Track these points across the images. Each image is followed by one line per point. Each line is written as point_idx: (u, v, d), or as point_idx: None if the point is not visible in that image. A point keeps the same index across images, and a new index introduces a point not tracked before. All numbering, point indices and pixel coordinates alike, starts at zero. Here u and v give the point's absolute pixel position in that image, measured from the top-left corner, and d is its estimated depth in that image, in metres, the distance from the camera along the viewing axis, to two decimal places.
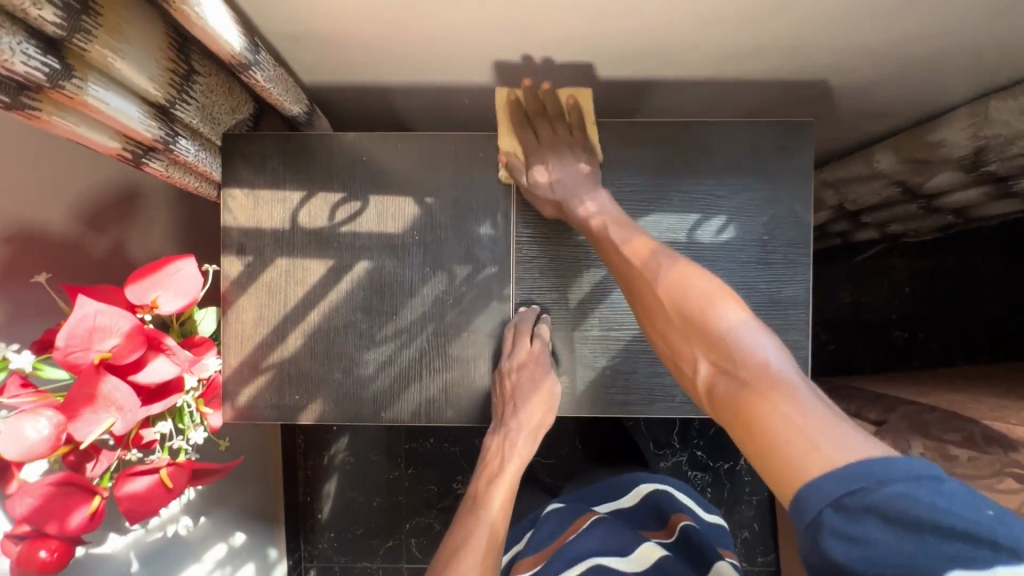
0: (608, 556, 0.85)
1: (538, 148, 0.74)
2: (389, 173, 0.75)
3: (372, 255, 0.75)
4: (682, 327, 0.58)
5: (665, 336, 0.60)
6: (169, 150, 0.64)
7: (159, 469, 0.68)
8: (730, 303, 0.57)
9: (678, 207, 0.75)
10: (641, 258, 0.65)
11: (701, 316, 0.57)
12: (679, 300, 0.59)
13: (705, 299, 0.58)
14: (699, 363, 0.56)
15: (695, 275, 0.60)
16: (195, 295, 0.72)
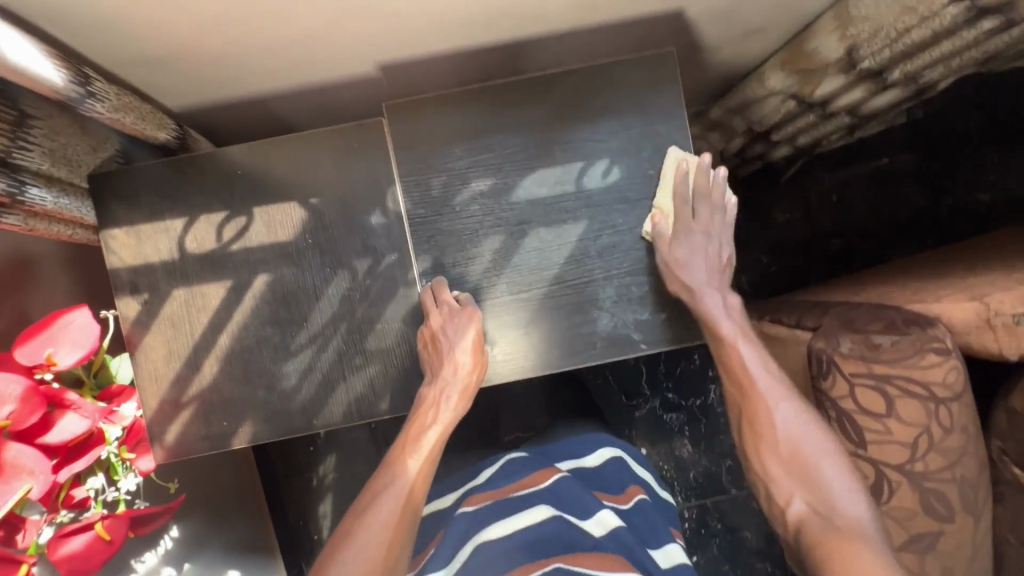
0: (570, 515, 0.88)
1: (410, 129, 0.74)
2: (269, 182, 0.74)
3: (270, 266, 0.74)
4: (788, 460, 0.68)
5: (766, 463, 0.70)
6: (19, 202, 0.62)
7: (92, 524, 0.67)
8: (834, 459, 0.67)
9: (560, 160, 0.75)
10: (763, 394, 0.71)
11: (807, 461, 0.67)
12: (793, 445, 0.69)
13: (817, 447, 0.68)
14: (795, 501, 0.66)
15: (807, 426, 0.69)
16: (93, 344, 0.70)
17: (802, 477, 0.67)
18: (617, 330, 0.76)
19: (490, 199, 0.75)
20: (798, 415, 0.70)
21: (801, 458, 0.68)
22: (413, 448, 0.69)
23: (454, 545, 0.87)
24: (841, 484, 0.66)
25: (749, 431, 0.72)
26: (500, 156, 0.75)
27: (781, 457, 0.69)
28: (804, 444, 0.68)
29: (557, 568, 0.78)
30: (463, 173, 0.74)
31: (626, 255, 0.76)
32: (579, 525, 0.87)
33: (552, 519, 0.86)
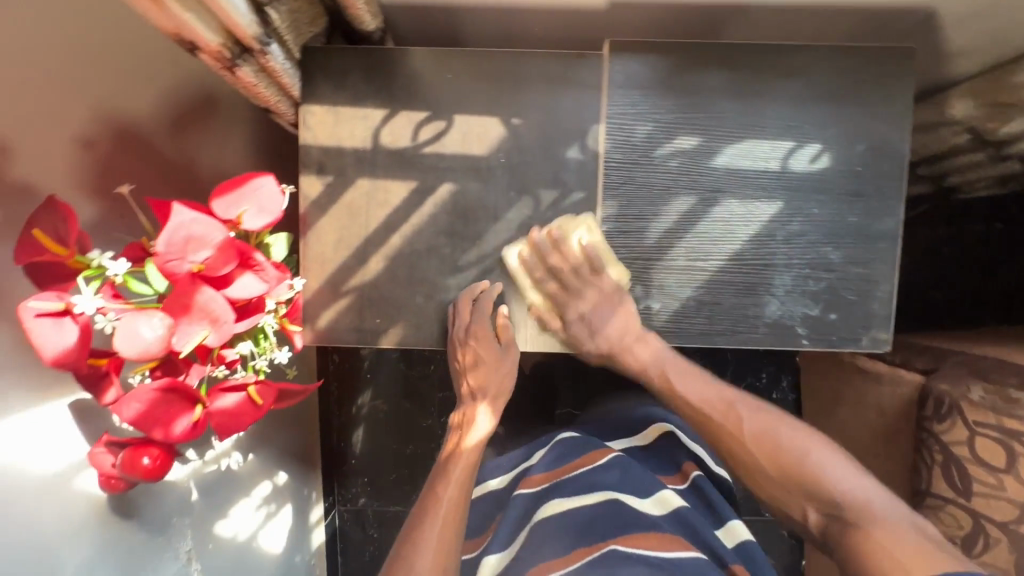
0: (625, 496, 0.82)
1: (629, 71, 0.72)
2: (475, 93, 0.73)
3: (457, 177, 0.73)
4: (776, 464, 0.64)
5: (767, 489, 0.65)
6: (262, 53, 0.61)
7: (248, 386, 0.67)
8: (819, 446, 0.64)
9: (770, 136, 0.72)
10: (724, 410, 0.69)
11: (806, 476, 0.62)
12: (761, 433, 0.66)
13: (793, 441, 0.64)
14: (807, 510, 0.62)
15: (781, 425, 0.66)
16: (279, 213, 0.70)
17: (788, 483, 0.63)
18: (781, 320, 0.74)
19: (689, 160, 0.73)
20: (802, 435, 0.65)
21: (766, 434, 0.65)
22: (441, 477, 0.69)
23: (512, 526, 0.85)
24: (841, 470, 0.62)
25: (725, 448, 0.68)
26: (709, 119, 0.72)
27: (759, 464, 0.65)
28: (773, 430, 0.66)
29: (615, 549, 0.74)
30: (669, 127, 0.72)
31: (810, 247, 0.73)
32: (636, 505, 0.81)
33: (605, 502, 0.81)
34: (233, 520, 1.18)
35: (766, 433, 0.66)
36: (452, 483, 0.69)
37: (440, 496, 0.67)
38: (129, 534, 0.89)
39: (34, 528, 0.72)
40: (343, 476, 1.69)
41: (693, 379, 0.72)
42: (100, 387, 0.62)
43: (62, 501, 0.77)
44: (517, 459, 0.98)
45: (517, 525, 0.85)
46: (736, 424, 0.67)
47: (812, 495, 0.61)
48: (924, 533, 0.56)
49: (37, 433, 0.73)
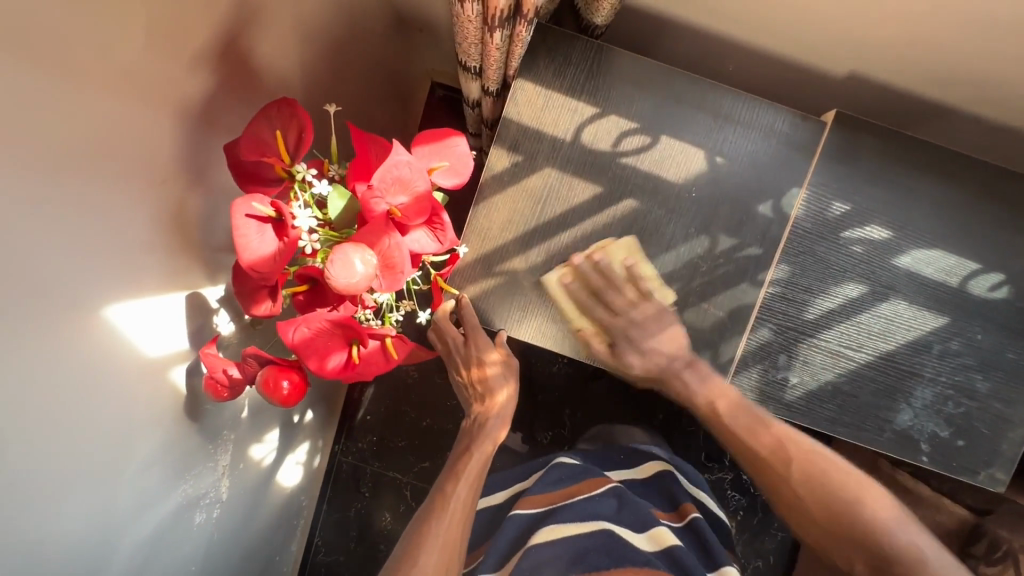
0: (618, 527, 0.79)
1: (846, 147, 0.71)
2: (688, 120, 0.71)
3: (643, 196, 0.72)
4: (819, 514, 0.58)
5: (811, 525, 0.58)
6: (525, 22, 0.60)
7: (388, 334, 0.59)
8: (831, 456, 0.61)
9: (961, 251, 0.71)
10: (728, 410, 0.67)
11: (805, 466, 0.61)
12: (784, 460, 0.62)
13: (836, 470, 0.59)
14: (812, 515, 0.59)
15: (784, 436, 0.63)
16: (467, 176, 0.68)
17: (829, 529, 0.57)
18: (910, 431, 0.73)
19: (874, 250, 0.72)
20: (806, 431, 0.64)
21: (785, 435, 0.63)
22: (452, 477, 0.68)
23: (507, 543, 0.80)
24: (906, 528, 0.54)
25: (778, 492, 0.61)
26: (908, 217, 0.71)
27: (806, 508, 0.59)
28: (790, 434, 0.64)
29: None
30: (865, 212, 0.71)
31: (961, 370, 0.73)
32: (630, 538, 0.77)
33: (599, 532, 0.77)
34: (267, 444, 1.16)
35: (782, 440, 0.63)
36: (463, 483, 0.67)
37: (450, 493, 0.65)
38: (189, 437, 0.86)
39: (125, 411, 0.70)
40: (352, 429, 1.60)
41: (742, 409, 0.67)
42: (255, 299, 0.61)
43: (153, 391, 0.74)
44: (515, 480, 0.95)
45: (512, 546, 0.80)
46: (786, 474, 0.61)
47: (860, 542, 0.54)
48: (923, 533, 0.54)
49: (156, 319, 0.71)
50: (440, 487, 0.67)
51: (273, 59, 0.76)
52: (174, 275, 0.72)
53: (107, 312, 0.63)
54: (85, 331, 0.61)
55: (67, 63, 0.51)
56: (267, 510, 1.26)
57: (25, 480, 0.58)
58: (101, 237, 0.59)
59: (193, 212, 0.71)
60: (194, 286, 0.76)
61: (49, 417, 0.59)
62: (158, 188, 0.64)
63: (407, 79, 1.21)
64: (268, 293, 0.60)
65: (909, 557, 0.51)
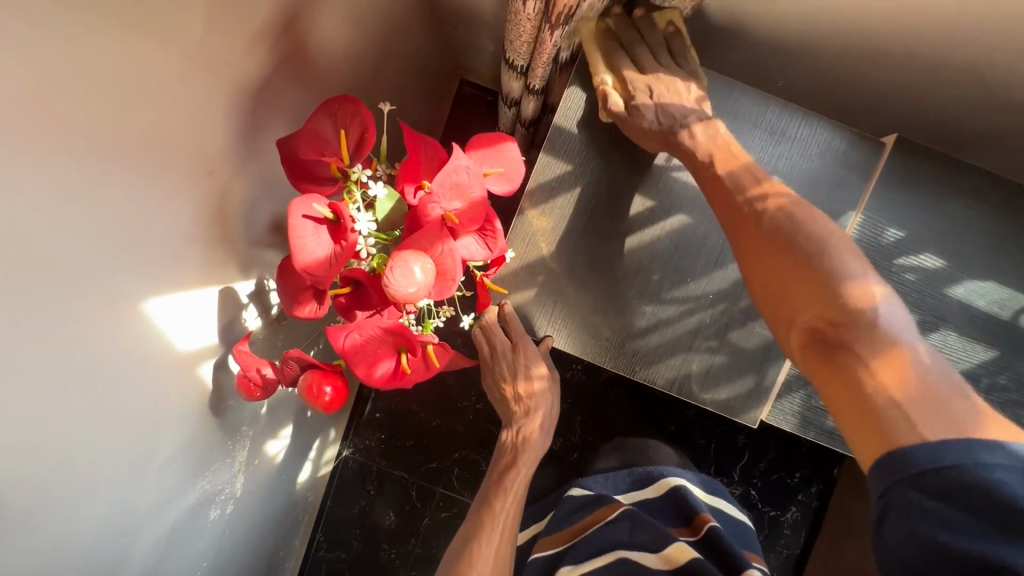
0: (631, 552, 0.75)
1: (904, 171, 0.70)
2: (744, 136, 0.70)
3: (694, 211, 0.71)
4: (778, 277, 0.52)
5: (777, 294, 0.53)
6: None
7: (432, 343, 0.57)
8: (864, 269, 0.50)
9: (1013, 285, 0.70)
10: (777, 204, 0.55)
11: (803, 262, 0.51)
12: (779, 208, 0.55)
13: (806, 218, 0.54)
14: (800, 317, 0.51)
15: (817, 219, 0.54)
16: (519, 183, 0.66)
17: (788, 281, 0.51)
18: None
19: (925, 279, 0.70)
20: (862, 265, 0.51)
21: (796, 236, 0.52)
22: (497, 494, 0.68)
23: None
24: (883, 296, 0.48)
25: (743, 237, 0.57)
26: (961, 246, 0.70)
27: (789, 293, 0.51)
28: (799, 231, 0.53)
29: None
30: (920, 239, 0.70)
31: (1007, 405, 0.71)
32: (643, 565, 0.73)
33: (614, 563, 0.74)
34: (280, 440, 1.14)
35: (782, 225, 0.53)
36: (509, 503, 0.67)
37: (498, 512, 0.66)
38: (210, 433, 0.84)
39: (152, 406, 0.68)
40: (361, 426, 1.57)
41: (779, 209, 0.55)
42: (300, 300, 0.59)
43: (182, 385, 0.73)
44: (533, 518, 0.94)
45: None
46: (766, 212, 0.55)
47: (822, 297, 0.49)
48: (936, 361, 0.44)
49: (188, 313, 0.69)
50: (485, 503, 0.68)
51: (321, 49, 0.74)
52: (209, 268, 0.70)
53: (142, 303, 0.61)
54: (117, 322, 0.59)
55: (118, 42, 0.49)
56: (276, 507, 1.24)
57: (50, 474, 0.56)
58: (139, 226, 0.57)
59: (232, 204, 0.69)
60: (228, 281, 0.74)
61: (77, 410, 0.57)
62: (198, 177, 0.62)
63: (442, 77, 1.19)
64: (314, 296, 0.59)
65: (864, 318, 0.46)
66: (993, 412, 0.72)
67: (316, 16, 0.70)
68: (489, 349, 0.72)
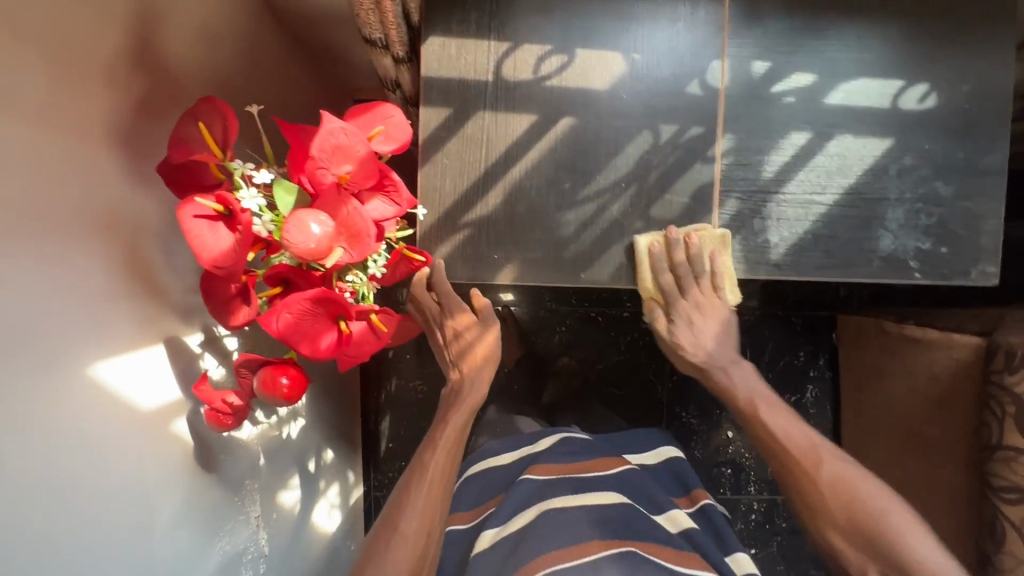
0: (640, 505, 0.78)
1: (748, 10, 0.74)
2: (597, 27, 0.73)
3: (578, 110, 0.73)
4: (852, 529, 0.67)
5: (831, 530, 0.69)
6: None
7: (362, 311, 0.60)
8: (904, 515, 0.66)
9: (883, 74, 0.74)
10: (803, 448, 0.73)
11: (869, 516, 0.67)
12: (836, 475, 0.70)
13: (858, 475, 0.69)
14: (867, 567, 0.66)
15: (866, 479, 0.69)
16: (405, 141, 0.68)
17: (862, 536, 0.66)
18: (896, 254, 0.75)
19: (806, 96, 0.74)
20: (876, 487, 0.69)
21: (843, 486, 0.69)
22: (428, 446, 0.70)
23: (518, 505, 0.78)
24: (903, 520, 0.66)
25: (799, 488, 0.71)
26: (826, 57, 0.74)
27: (833, 515, 0.68)
28: (856, 483, 0.69)
29: (633, 550, 0.69)
30: (786, 64, 0.74)
31: (922, 183, 0.75)
32: (650, 517, 0.77)
33: (621, 504, 0.76)
34: (296, 490, 1.13)
35: (843, 489, 0.69)
36: (439, 451, 0.69)
37: (427, 460, 0.68)
38: (210, 492, 0.84)
39: (135, 471, 0.68)
40: (378, 460, 1.55)
41: (808, 443, 0.74)
42: (232, 309, 0.61)
43: (160, 445, 0.72)
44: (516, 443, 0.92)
45: (522, 506, 0.77)
46: (860, 483, 0.69)
47: (881, 553, 0.65)
48: None
49: (141, 371, 0.70)
50: (419, 453, 0.70)
51: (190, 86, 0.75)
52: (145, 323, 0.70)
53: (86, 367, 0.61)
54: (65, 390, 0.58)
55: None
56: (319, 562, 1.23)
57: (41, 557, 0.55)
58: (59, 287, 0.57)
59: (147, 255, 0.69)
60: (170, 331, 0.75)
61: (52, 486, 0.57)
62: (105, 230, 0.62)
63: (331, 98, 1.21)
64: (243, 299, 0.60)
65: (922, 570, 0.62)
66: (912, 194, 0.75)
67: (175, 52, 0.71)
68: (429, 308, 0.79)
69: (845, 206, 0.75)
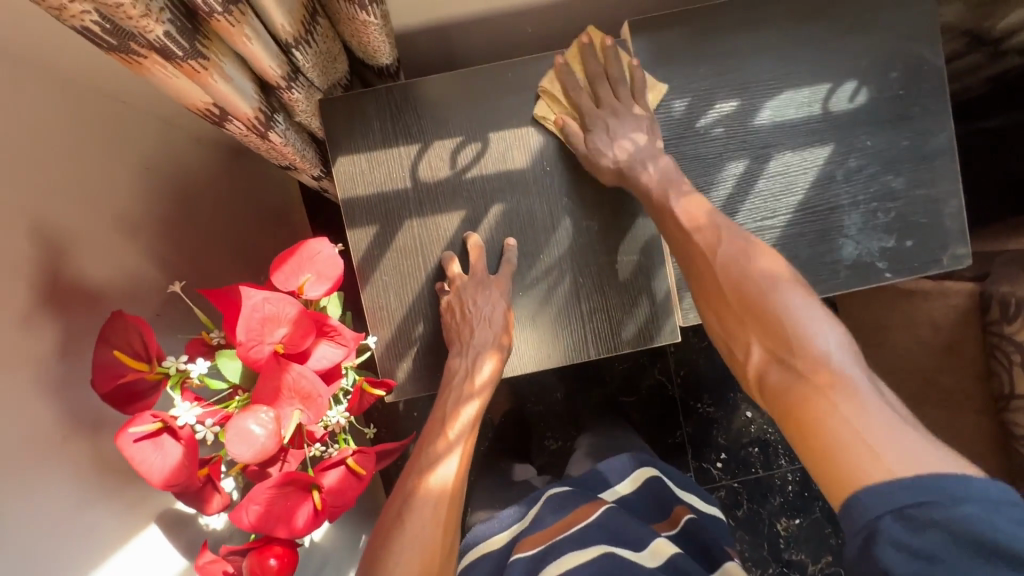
0: (619, 548, 0.73)
1: (655, 50, 0.70)
2: (503, 106, 0.70)
3: (506, 194, 0.71)
4: (742, 307, 0.57)
5: (721, 318, 0.60)
6: (272, 130, 0.60)
7: (346, 457, 0.61)
8: (796, 289, 0.57)
9: (807, 81, 0.71)
10: (700, 222, 0.63)
11: (755, 296, 0.57)
12: (737, 278, 0.59)
13: (764, 274, 0.58)
14: (754, 348, 0.56)
15: (762, 255, 0.60)
16: (338, 276, 0.66)
17: (750, 316, 0.56)
18: (860, 260, 0.73)
19: (735, 123, 0.71)
20: (775, 280, 0.58)
21: (736, 263, 0.60)
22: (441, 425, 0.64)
23: None
24: (797, 304, 0.55)
25: (694, 274, 0.63)
26: (744, 78, 0.71)
27: (721, 292, 0.60)
28: (766, 283, 0.58)
29: None
30: (706, 94, 0.71)
31: (872, 180, 0.72)
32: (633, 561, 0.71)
33: (600, 557, 0.71)
34: None
35: (740, 266, 0.60)
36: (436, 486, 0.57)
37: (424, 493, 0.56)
38: None
39: None
40: None
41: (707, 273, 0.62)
42: (204, 498, 0.59)
43: None
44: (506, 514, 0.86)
45: None
46: (724, 259, 0.61)
47: (769, 331, 0.55)
48: (883, 397, 0.47)
49: (138, 563, 0.68)
50: (411, 485, 0.57)
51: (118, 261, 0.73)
52: (129, 510, 0.69)
53: None
54: None
55: None
56: None
57: None
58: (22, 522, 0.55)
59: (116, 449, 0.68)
60: (161, 508, 0.74)
61: None
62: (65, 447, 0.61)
63: None
64: (213, 487, 0.59)
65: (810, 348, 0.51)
66: (864, 194, 0.72)
67: (113, 230, 0.69)
68: (478, 324, 0.67)
69: (799, 225, 0.72)
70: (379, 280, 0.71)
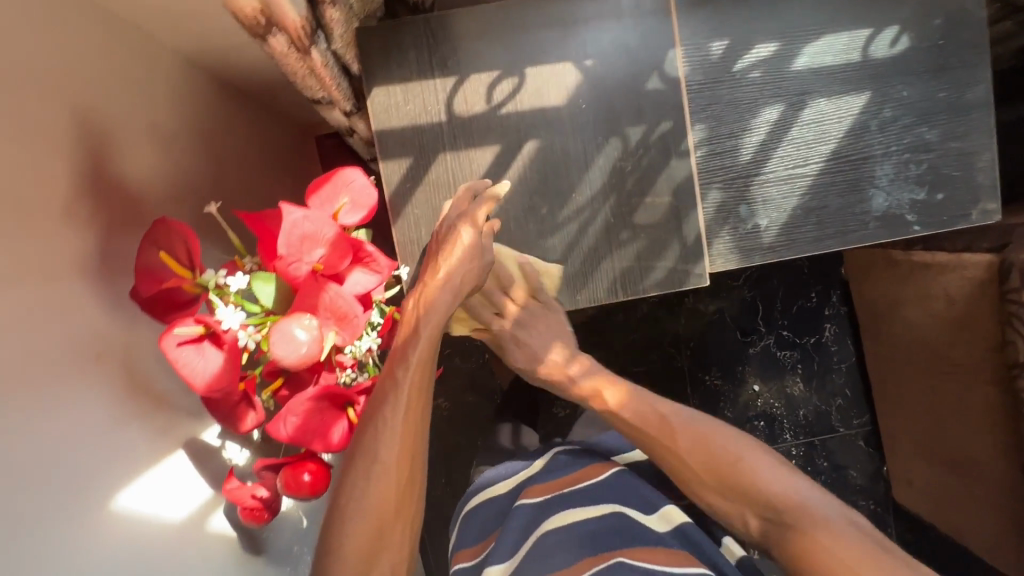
0: (630, 509, 0.70)
1: None
2: (541, 42, 0.70)
3: (541, 132, 0.71)
4: (717, 482, 0.57)
5: (702, 484, 0.58)
6: (313, 49, 0.59)
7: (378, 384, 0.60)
8: (763, 454, 0.58)
9: (847, 28, 0.71)
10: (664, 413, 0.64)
11: (733, 476, 0.57)
12: (722, 458, 0.58)
13: (732, 443, 0.59)
14: (746, 519, 0.56)
15: (718, 431, 0.60)
16: (372, 205, 0.66)
17: (728, 489, 0.57)
18: (890, 211, 0.73)
19: (773, 67, 0.71)
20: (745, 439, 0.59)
21: (708, 436, 0.60)
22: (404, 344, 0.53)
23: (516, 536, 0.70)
24: (771, 469, 0.56)
25: (663, 447, 0.61)
26: (785, 22, 0.70)
27: (694, 475, 0.59)
28: (738, 451, 0.58)
29: (621, 559, 0.61)
30: (746, 37, 0.70)
31: (906, 130, 0.72)
32: (642, 522, 0.68)
33: (610, 515, 0.68)
34: None
35: (700, 441, 0.60)
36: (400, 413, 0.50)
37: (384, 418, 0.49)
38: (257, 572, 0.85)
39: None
40: None
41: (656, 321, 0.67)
42: (239, 415, 0.60)
43: (201, 545, 0.73)
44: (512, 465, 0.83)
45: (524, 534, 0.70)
46: (704, 437, 0.60)
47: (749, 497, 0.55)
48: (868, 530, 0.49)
49: (164, 485, 0.69)
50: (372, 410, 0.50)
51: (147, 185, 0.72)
52: (158, 431, 0.70)
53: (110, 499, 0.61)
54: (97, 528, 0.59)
55: None
56: None
57: None
58: (58, 430, 0.56)
59: (147, 369, 0.69)
60: (188, 435, 0.75)
61: None
62: (100, 360, 0.61)
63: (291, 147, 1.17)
64: (248, 404, 0.60)
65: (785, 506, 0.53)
66: (899, 144, 0.72)
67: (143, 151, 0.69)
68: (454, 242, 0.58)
69: (831, 172, 0.72)
70: (411, 214, 0.71)
